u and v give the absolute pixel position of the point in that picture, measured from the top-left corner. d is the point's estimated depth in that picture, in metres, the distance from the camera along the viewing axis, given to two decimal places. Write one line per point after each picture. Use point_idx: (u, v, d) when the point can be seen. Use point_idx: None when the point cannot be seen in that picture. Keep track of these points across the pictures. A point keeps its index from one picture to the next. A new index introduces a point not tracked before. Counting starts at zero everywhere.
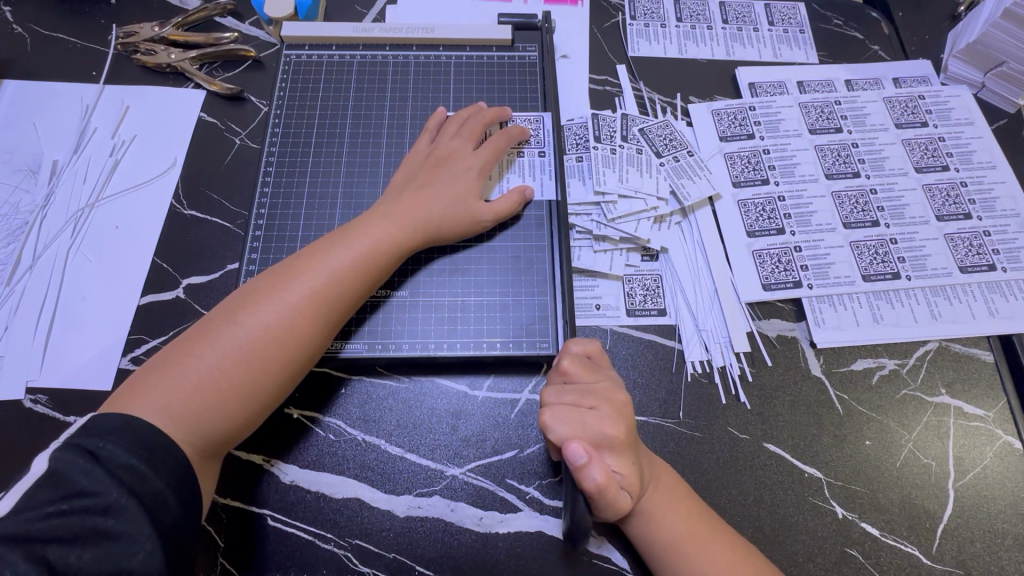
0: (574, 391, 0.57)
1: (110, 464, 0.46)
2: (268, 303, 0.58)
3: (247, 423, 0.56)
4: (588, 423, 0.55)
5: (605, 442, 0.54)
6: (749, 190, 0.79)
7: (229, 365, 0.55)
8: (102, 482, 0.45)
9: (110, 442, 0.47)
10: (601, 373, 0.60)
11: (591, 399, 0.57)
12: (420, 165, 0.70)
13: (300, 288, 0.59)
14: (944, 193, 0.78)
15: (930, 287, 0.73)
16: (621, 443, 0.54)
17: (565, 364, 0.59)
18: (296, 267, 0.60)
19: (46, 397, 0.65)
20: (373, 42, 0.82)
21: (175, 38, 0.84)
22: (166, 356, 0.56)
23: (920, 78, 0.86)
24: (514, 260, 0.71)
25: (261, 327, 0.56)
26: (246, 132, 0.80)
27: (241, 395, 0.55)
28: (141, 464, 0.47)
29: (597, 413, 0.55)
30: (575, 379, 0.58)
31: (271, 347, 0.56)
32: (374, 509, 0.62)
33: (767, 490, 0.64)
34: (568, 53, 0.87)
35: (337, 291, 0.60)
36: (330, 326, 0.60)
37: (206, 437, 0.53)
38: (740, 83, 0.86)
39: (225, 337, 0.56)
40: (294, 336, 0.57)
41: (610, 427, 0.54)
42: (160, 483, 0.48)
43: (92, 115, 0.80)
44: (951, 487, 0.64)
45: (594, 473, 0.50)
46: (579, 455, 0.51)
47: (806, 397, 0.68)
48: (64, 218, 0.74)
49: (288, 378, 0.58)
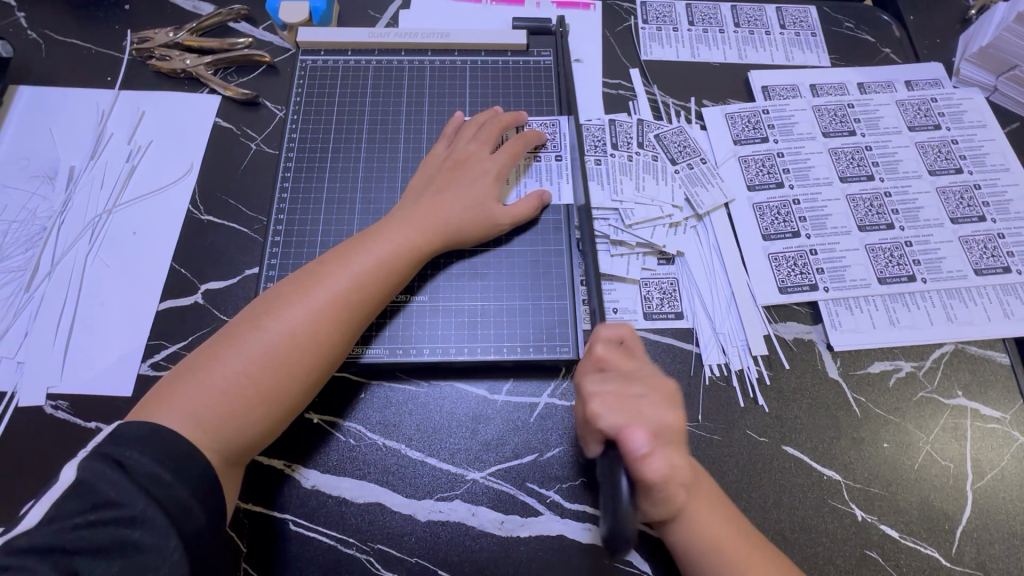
0: (620, 378, 0.55)
1: (136, 474, 0.46)
2: (291, 308, 0.58)
3: (272, 429, 0.56)
4: (644, 409, 0.51)
5: (664, 428, 0.51)
6: (764, 193, 0.79)
7: (254, 372, 0.55)
8: (128, 492, 0.45)
9: (135, 451, 0.47)
10: (638, 360, 0.58)
11: (640, 386, 0.54)
12: (438, 169, 0.71)
13: (323, 293, 0.59)
14: (957, 195, 0.79)
15: (945, 290, 0.74)
16: (676, 431, 0.52)
17: (599, 350, 0.58)
18: (319, 272, 0.61)
19: (67, 403, 0.65)
20: (388, 47, 0.82)
21: (190, 44, 0.84)
22: (191, 363, 0.56)
23: (932, 81, 0.87)
24: (532, 264, 0.71)
25: (285, 332, 0.57)
26: (262, 136, 0.80)
27: (266, 402, 0.55)
28: (166, 474, 0.47)
29: (649, 399, 0.53)
30: (616, 367, 0.57)
31: (295, 353, 0.56)
32: (396, 514, 0.62)
33: (786, 493, 0.64)
34: (582, 57, 0.88)
35: (359, 296, 0.60)
36: (351, 332, 0.60)
37: (232, 443, 0.53)
38: (753, 87, 0.86)
39: (250, 343, 0.56)
40: (318, 341, 0.57)
41: (666, 414, 0.52)
42: (186, 492, 0.47)
43: (108, 120, 0.80)
44: (969, 489, 0.65)
45: (657, 463, 0.47)
46: (644, 441, 0.47)
47: (823, 399, 0.68)
48: (82, 224, 0.74)
49: (311, 383, 0.58)
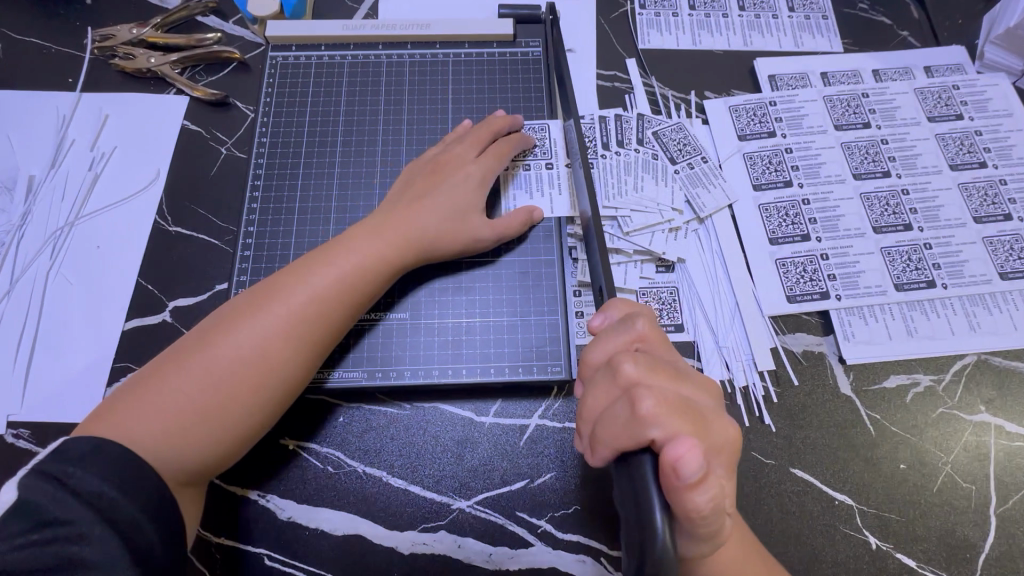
0: (670, 372, 0.44)
1: (78, 491, 0.42)
2: (242, 327, 0.52)
3: (224, 455, 0.51)
4: (703, 420, 0.43)
5: (715, 447, 0.43)
6: (770, 193, 0.73)
7: (199, 395, 0.50)
8: (73, 509, 0.41)
9: (80, 469, 0.43)
10: (674, 350, 0.49)
11: (694, 388, 0.45)
12: (420, 172, 0.65)
13: (277, 308, 0.53)
14: (981, 192, 0.73)
15: (967, 296, 0.68)
16: (731, 450, 0.45)
17: (642, 329, 0.47)
18: (277, 285, 0.55)
19: (28, 431, 0.61)
20: (364, 41, 0.77)
21: (155, 40, 0.79)
22: (141, 376, 0.51)
23: (953, 66, 0.80)
24: (521, 276, 0.66)
25: (235, 350, 0.51)
26: (233, 140, 0.75)
27: (213, 424, 0.50)
28: (113, 491, 0.43)
29: (705, 407, 0.44)
30: (659, 355, 0.46)
31: (247, 374, 0.51)
32: (378, 546, 0.58)
33: (796, 519, 0.59)
34: (574, 47, 0.82)
35: (318, 312, 0.54)
36: (310, 353, 0.54)
37: (175, 466, 0.48)
38: (759, 76, 0.80)
39: (197, 359, 0.51)
40: (272, 361, 0.52)
41: (723, 427, 0.44)
42: (135, 509, 0.43)
43: (70, 125, 0.75)
44: (993, 513, 0.60)
45: (712, 487, 0.38)
46: (699, 466, 0.36)
47: (836, 417, 0.63)
48: (43, 238, 0.70)
49: (268, 406, 0.52)
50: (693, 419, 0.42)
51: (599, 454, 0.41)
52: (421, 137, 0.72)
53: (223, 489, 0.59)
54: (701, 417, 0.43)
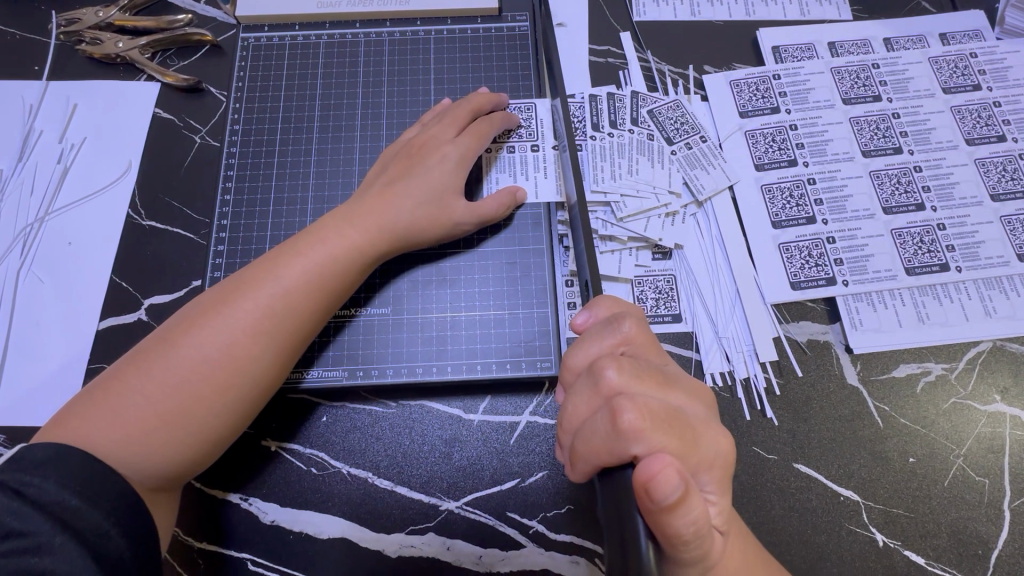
0: (656, 378, 0.42)
1: (36, 500, 0.39)
2: (207, 325, 0.49)
3: (196, 458, 0.49)
4: (690, 431, 0.40)
5: (704, 461, 0.40)
6: (774, 173, 0.69)
7: (164, 398, 0.47)
8: (30, 520, 0.38)
9: (38, 476, 0.40)
10: (665, 354, 0.46)
11: (683, 395, 0.42)
12: (396, 157, 0.61)
13: (244, 306, 0.50)
14: (1000, 167, 0.68)
15: (982, 279, 0.64)
16: (725, 463, 0.42)
17: (628, 334, 0.44)
18: (244, 281, 0.52)
19: (3, 435, 0.59)
20: (341, 19, 0.73)
21: (123, 24, 0.74)
22: (104, 379, 0.48)
23: (971, 33, 0.75)
24: (509, 267, 0.63)
25: (202, 349, 0.49)
26: (207, 128, 0.71)
27: (182, 427, 0.47)
28: (75, 499, 0.40)
29: (695, 416, 0.42)
30: (646, 360, 0.44)
31: (214, 374, 0.48)
32: (365, 549, 0.56)
33: (800, 518, 0.57)
34: (565, 21, 0.77)
35: (288, 308, 0.52)
36: (282, 351, 0.52)
37: (143, 472, 0.46)
38: (762, 47, 0.75)
39: (163, 359, 0.48)
40: (242, 360, 0.49)
41: (716, 437, 0.42)
42: (100, 516, 0.41)
43: (37, 116, 0.72)
44: (1007, 507, 0.57)
45: (696, 505, 0.35)
46: (679, 484, 0.34)
47: (842, 409, 0.60)
48: (13, 235, 0.67)
49: (239, 407, 0.50)
50: (681, 431, 0.39)
51: (581, 466, 0.40)
52: (402, 121, 0.68)
53: (204, 492, 0.57)
54: (688, 428, 0.40)
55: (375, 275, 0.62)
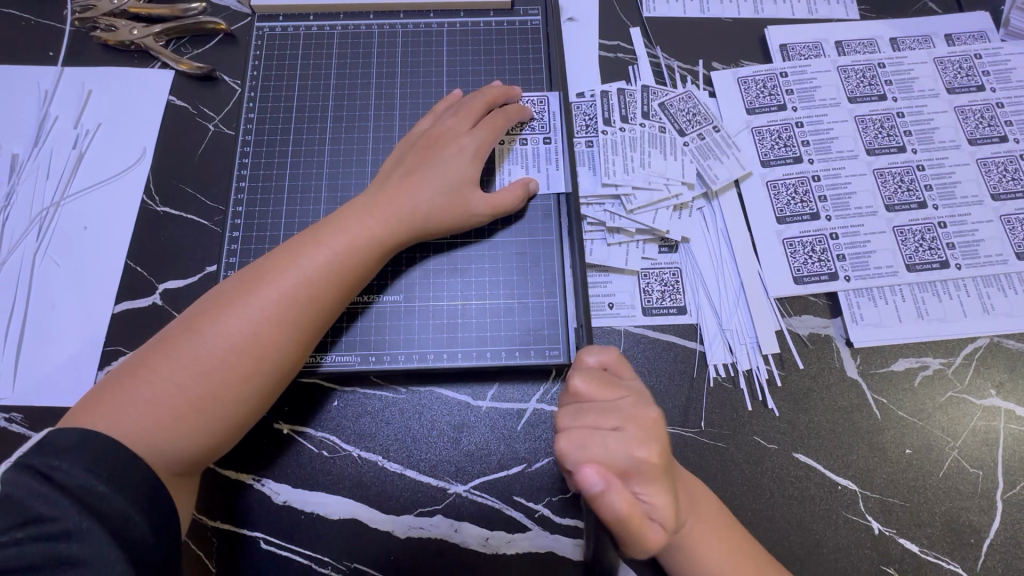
0: (594, 411, 0.47)
1: (63, 484, 0.40)
2: (229, 313, 0.51)
3: (220, 443, 0.50)
4: (610, 450, 0.44)
5: (633, 470, 0.44)
6: (779, 169, 0.71)
7: (188, 384, 0.48)
8: (58, 504, 0.39)
9: (66, 461, 0.42)
10: (622, 387, 0.49)
11: (616, 418, 0.46)
12: (411, 149, 0.62)
13: (266, 294, 0.52)
14: (1001, 167, 0.70)
15: (981, 277, 0.66)
16: (654, 470, 0.44)
17: (577, 383, 0.49)
18: (264, 269, 0.53)
19: (21, 415, 0.60)
20: (355, 10, 0.73)
21: (137, 11, 0.75)
22: (127, 367, 0.49)
23: (976, 34, 0.76)
24: (519, 257, 0.64)
25: (225, 337, 0.50)
26: (220, 116, 0.72)
27: (206, 411, 0.48)
28: (101, 484, 0.42)
29: (621, 433, 0.45)
30: (594, 396, 0.48)
31: (236, 360, 0.50)
32: (375, 531, 0.58)
33: (797, 505, 0.58)
34: (575, 15, 0.78)
35: (307, 296, 0.53)
36: (302, 337, 0.53)
37: (168, 456, 0.47)
38: (770, 46, 0.76)
39: (189, 346, 0.49)
40: (263, 346, 0.50)
41: (641, 452, 0.44)
42: (124, 501, 0.42)
43: (53, 101, 0.73)
44: (1000, 498, 0.58)
45: (616, 502, 0.42)
46: (599, 480, 0.42)
47: (841, 402, 0.62)
48: (28, 218, 0.68)
49: (261, 394, 0.51)
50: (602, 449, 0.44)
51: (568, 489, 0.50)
52: (415, 112, 0.69)
53: (217, 472, 0.59)
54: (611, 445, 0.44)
55: (389, 264, 0.63)
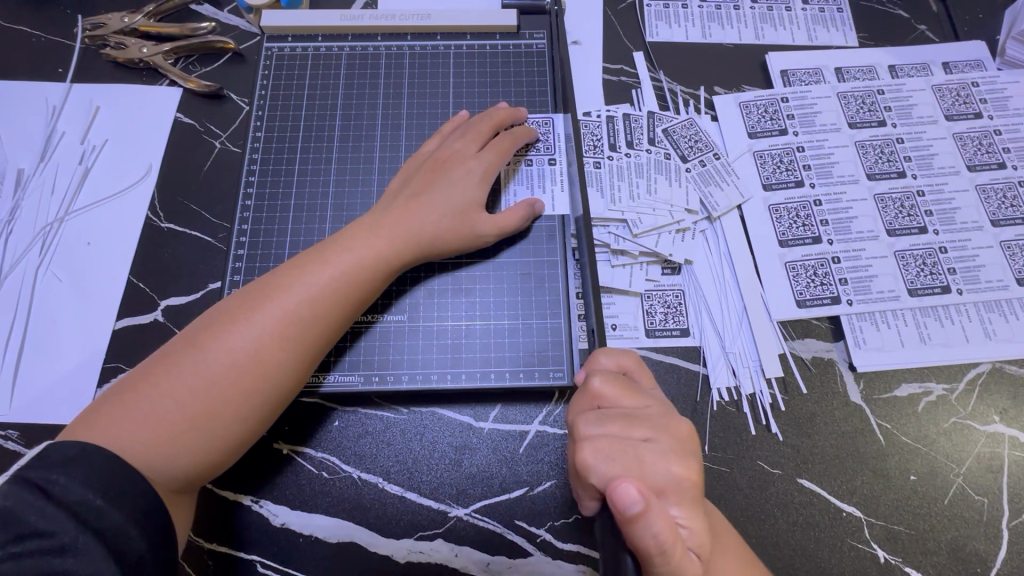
0: (621, 418, 0.47)
1: (60, 499, 0.40)
2: (233, 329, 0.50)
3: (218, 460, 0.49)
4: (647, 462, 0.45)
5: (670, 486, 0.44)
6: (781, 193, 0.71)
7: (189, 399, 0.48)
8: (54, 519, 0.39)
9: (63, 475, 0.41)
10: (644, 393, 0.50)
11: (646, 428, 0.47)
12: (418, 170, 0.63)
13: (270, 310, 0.51)
14: (1000, 193, 0.70)
15: (982, 302, 0.66)
16: (691, 487, 0.45)
17: (598, 385, 0.49)
18: (270, 286, 0.53)
19: (16, 432, 0.60)
20: (363, 32, 0.74)
21: (148, 30, 0.76)
22: (128, 380, 0.49)
23: (973, 62, 0.77)
24: (523, 277, 0.64)
25: (228, 353, 0.49)
26: (227, 134, 0.73)
27: (205, 427, 0.48)
28: (98, 499, 0.41)
29: (656, 445, 0.46)
30: (618, 401, 0.49)
31: (238, 376, 0.49)
32: (373, 554, 0.57)
33: (801, 531, 0.58)
34: (580, 39, 0.79)
35: (311, 313, 0.53)
36: (305, 356, 0.52)
37: (165, 472, 0.46)
38: (771, 71, 0.78)
39: (191, 361, 0.49)
40: (265, 364, 0.50)
41: (677, 466, 0.45)
42: (122, 515, 0.41)
43: (60, 117, 0.73)
44: (1005, 526, 0.58)
45: (659, 517, 0.40)
46: (638, 496, 0.40)
47: (844, 427, 0.61)
48: (32, 233, 0.68)
49: (262, 411, 0.51)
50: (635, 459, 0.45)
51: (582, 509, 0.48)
52: (421, 133, 0.70)
53: (214, 492, 0.58)
54: (646, 457, 0.45)
55: (393, 283, 0.63)
